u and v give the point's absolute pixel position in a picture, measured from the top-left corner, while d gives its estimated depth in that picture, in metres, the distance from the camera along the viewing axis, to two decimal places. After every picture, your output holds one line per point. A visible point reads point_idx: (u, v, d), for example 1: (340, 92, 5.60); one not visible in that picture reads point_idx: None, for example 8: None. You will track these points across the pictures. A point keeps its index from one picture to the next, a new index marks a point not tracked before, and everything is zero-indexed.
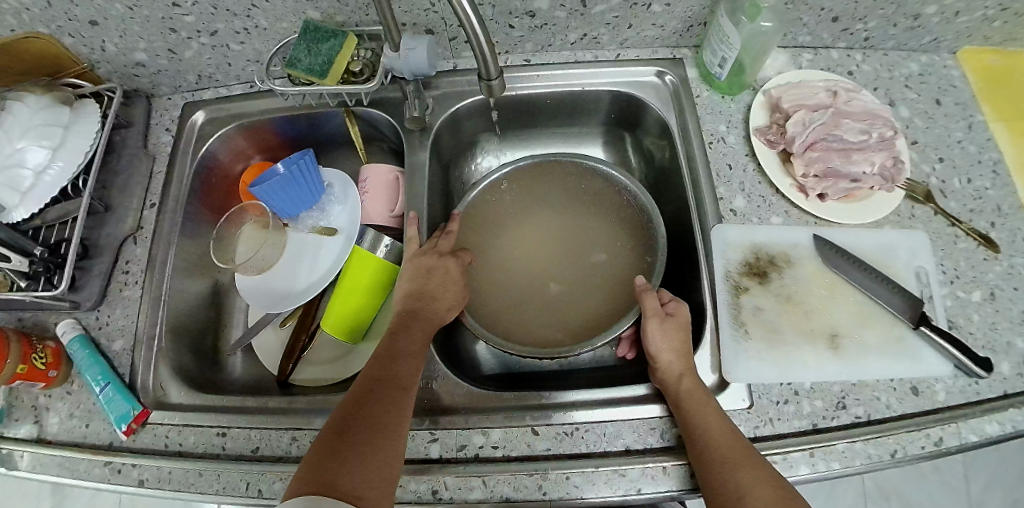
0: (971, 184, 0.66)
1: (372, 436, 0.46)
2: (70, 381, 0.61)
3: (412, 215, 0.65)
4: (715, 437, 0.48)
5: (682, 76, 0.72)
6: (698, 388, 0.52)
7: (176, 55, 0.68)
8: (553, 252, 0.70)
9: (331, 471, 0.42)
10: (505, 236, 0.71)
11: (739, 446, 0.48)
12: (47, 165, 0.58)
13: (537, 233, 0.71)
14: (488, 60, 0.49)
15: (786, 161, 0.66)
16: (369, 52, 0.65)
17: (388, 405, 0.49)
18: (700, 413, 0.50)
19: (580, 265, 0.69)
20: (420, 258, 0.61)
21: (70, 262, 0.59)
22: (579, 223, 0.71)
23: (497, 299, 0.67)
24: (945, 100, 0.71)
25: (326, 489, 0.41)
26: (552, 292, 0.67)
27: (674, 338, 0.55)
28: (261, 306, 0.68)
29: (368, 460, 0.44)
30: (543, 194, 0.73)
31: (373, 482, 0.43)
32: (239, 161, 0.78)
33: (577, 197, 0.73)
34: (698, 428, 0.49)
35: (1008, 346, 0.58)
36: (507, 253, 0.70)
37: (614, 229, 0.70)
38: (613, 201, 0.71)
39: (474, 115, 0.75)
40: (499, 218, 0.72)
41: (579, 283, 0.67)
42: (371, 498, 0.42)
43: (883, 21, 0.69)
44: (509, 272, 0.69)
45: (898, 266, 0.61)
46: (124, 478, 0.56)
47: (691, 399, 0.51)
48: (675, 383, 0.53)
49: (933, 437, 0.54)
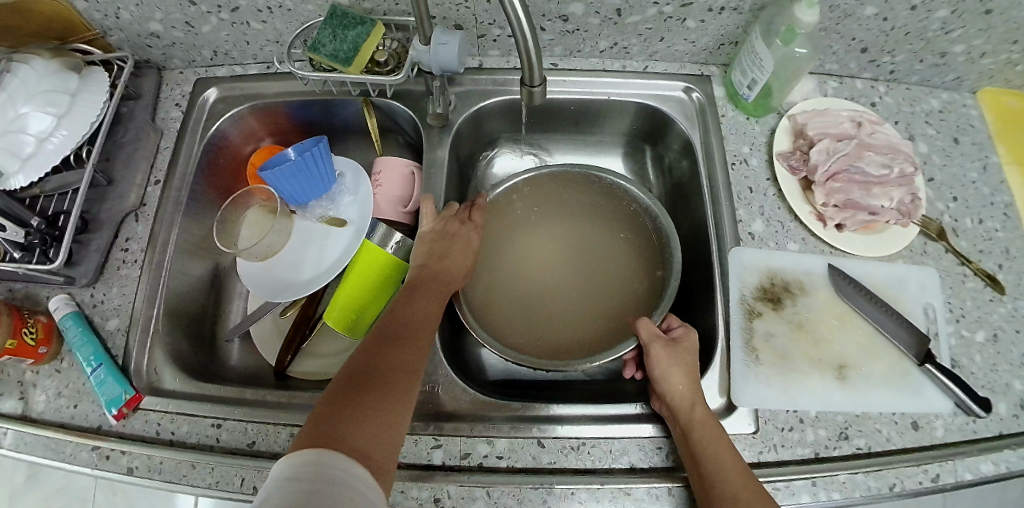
0: (982, 225, 0.67)
1: (382, 395, 0.45)
2: (60, 359, 0.59)
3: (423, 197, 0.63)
4: (726, 473, 0.48)
5: (708, 94, 0.71)
6: (710, 417, 0.51)
7: (193, 28, 0.66)
8: (562, 266, 0.69)
9: (341, 427, 0.41)
10: (513, 245, 0.70)
11: (749, 483, 0.47)
12: (51, 133, 0.56)
13: (546, 246, 0.70)
14: (534, 67, 0.48)
15: (806, 188, 0.66)
16: (395, 43, 0.63)
17: (398, 367, 0.48)
18: (711, 445, 0.49)
19: (585, 283, 0.68)
20: (437, 225, 0.61)
21: (68, 237, 0.57)
22: (589, 238, 0.70)
23: (500, 310, 0.65)
24: (964, 139, 0.72)
25: (337, 444, 0.40)
26: (553, 307, 0.66)
27: (681, 363, 0.54)
28: (264, 294, 0.65)
29: (378, 418, 0.43)
30: (558, 207, 0.72)
31: (381, 442, 0.42)
32: (249, 142, 0.75)
33: (592, 214, 0.71)
34: (707, 461, 0.49)
35: (1006, 387, 0.59)
36: (515, 264, 0.68)
37: (630, 249, 0.69)
38: (633, 219, 0.70)
39: (495, 115, 0.73)
40: (511, 228, 0.70)
41: (584, 299, 0.67)
42: (379, 458, 0.41)
43: (911, 57, 0.69)
44: (512, 282, 0.67)
45: (908, 302, 0.61)
46: (112, 464, 0.54)
47: (701, 429, 0.50)
48: (687, 412, 0.52)
49: (930, 473, 0.55)
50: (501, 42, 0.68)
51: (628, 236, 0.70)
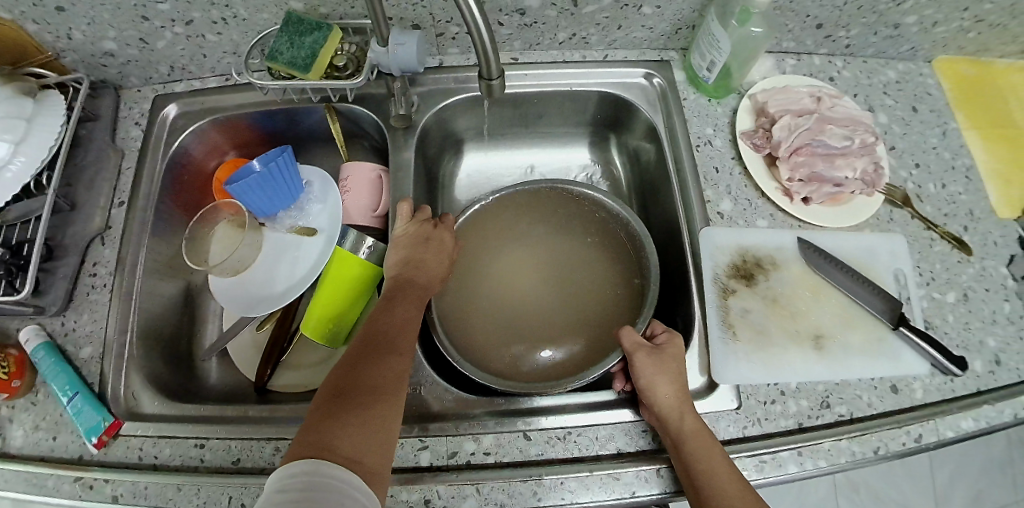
0: (945, 189, 0.68)
1: (371, 398, 0.45)
2: (34, 391, 0.57)
3: (400, 205, 0.63)
4: (721, 486, 0.47)
5: (670, 78, 0.72)
6: (700, 428, 0.51)
7: (148, 45, 0.65)
8: (541, 281, 0.69)
9: (332, 433, 0.41)
10: (492, 259, 0.70)
11: (746, 497, 0.46)
12: (8, 161, 0.54)
13: (524, 260, 0.70)
14: (491, 60, 0.49)
15: (771, 165, 0.67)
16: (353, 46, 0.63)
17: (384, 366, 0.48)
18: (704, 457, 0.48)
19: (564, 295, 0.68)
20: (411, 228, 0.61)
21: (33, 266, 0.55)
22: (567, 251, 0.71)
23: (480, 328, 0.66)
24: (922, 107, 0.73)
25: (326, 452, 0.40)
26: (529, 321, 0.66)
27: (667, 372, 0.54)
28: (238, 309, 0.65)
29: (368, 426, 0.43)
30: (536, 221, 0.72)
31: (373, 446, 0.42)
32: (213, 157, 0.75)
33: (570, 227, 0.72)
34: (701, 476, 0.47)
35: (980, 345, 0.60)
36: (494, 281, 0.69)
37: (608, 261, 0.70)
38: (610, 231, 0.70)
39: (461, 112, 0.73)
40: (488, 245, 0.71)
41: (564, 312, 0.67)
42: (373, 463, 0.42)
43: (864, 29, 0.71)
44: (489, 297, 0.68)
45: (878, 269, 0.63)
46: (96, 494, 0.53)
47: (693, 442, 0.49)
48: (677, 421, 0.51)
49: (913, 433, 0.56)
50: (461, 39, 0.69)
51: (606, 247, 0.70)
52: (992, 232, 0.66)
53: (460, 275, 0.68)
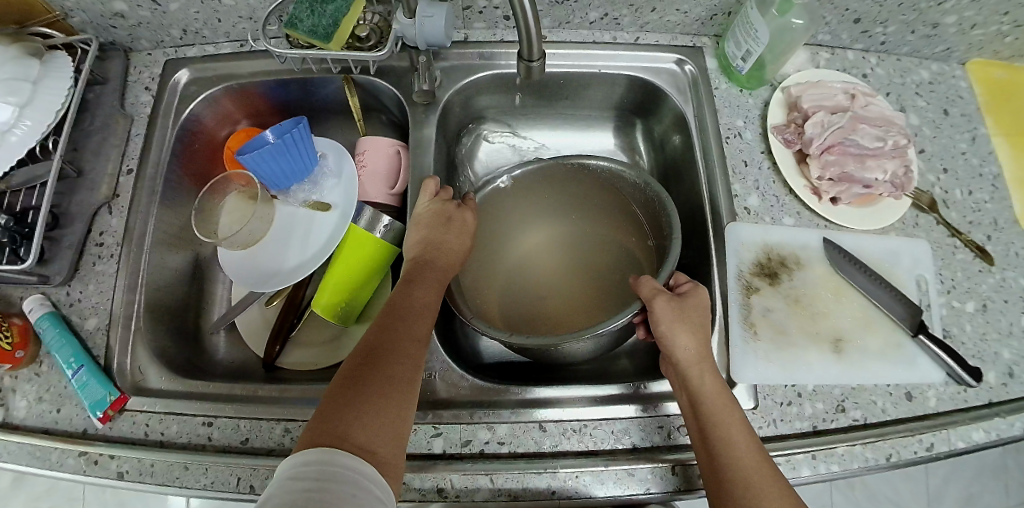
0: (971, 196, 0.67)
1: (387, 382, 0.44)
2: (38, 362, 0.56)
3: (429, 182, 0.61)
4: (737, 453, 0.46)
5: (702, 67, 0.70)
6: (720, 387, 0.50)
7: (160, 6, 0.62)
8: (555, 258, 0.68)
9: (347, 418, 0.40)
10: (509, 236, 0.69)
11: (762, 462, 0.46)
12: (14, 124, 0.51)
13: (544, 238, 0.69)
14: (532, 40, 0.47)
15: (801, 161, 0.65)
16: (377, 16, 0.60)
17: (400, 349, 0.47)
18: (721, 420, 0.48)
19: (572, 267, 0.67)
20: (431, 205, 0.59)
21: (39, 233, 0.53)
22: (580, 227, 0.70)
23: (489, 297, 0.64)
24: (953, 111, 0.72)
25: (340, 441, 0.39)
26: (540, 295, 0.65)
27: (688, 322, 0.52)
28: (248, 284, 0.63)
29: (384, 410, 0.42)
30: (565, 200, 0.70)
31: (388, 430, 0.41)
32: (225, 125, 0.72)
33: (603, 214, 0.69)
34: (719, 442, 0.47)
35: (995, 356, 0.60)
36: (510, 256, 0.68)
37: (621, 235, 0.68)
38: (625, 202, 0.67)
39: (483, 91, 0.71)
40: (509, 222, 0.69)
41: (573, 284, 0.66)
42: (386, 450, 0.41)
43: (903, 27, 0.69)
44: (506, 268, 0.67)
45: (901, 274, 0.62)
46: (101, 469, 0.52)
47: (713, 403, 0.48)
48: (698, 383, 0.50)
49: (925, 442, 0.56)
50: (488, 13, 0.66)
51: (620, 221, 0.68)
52: (1015, 242, 0.65)
53: (482, 242, 0.68)
